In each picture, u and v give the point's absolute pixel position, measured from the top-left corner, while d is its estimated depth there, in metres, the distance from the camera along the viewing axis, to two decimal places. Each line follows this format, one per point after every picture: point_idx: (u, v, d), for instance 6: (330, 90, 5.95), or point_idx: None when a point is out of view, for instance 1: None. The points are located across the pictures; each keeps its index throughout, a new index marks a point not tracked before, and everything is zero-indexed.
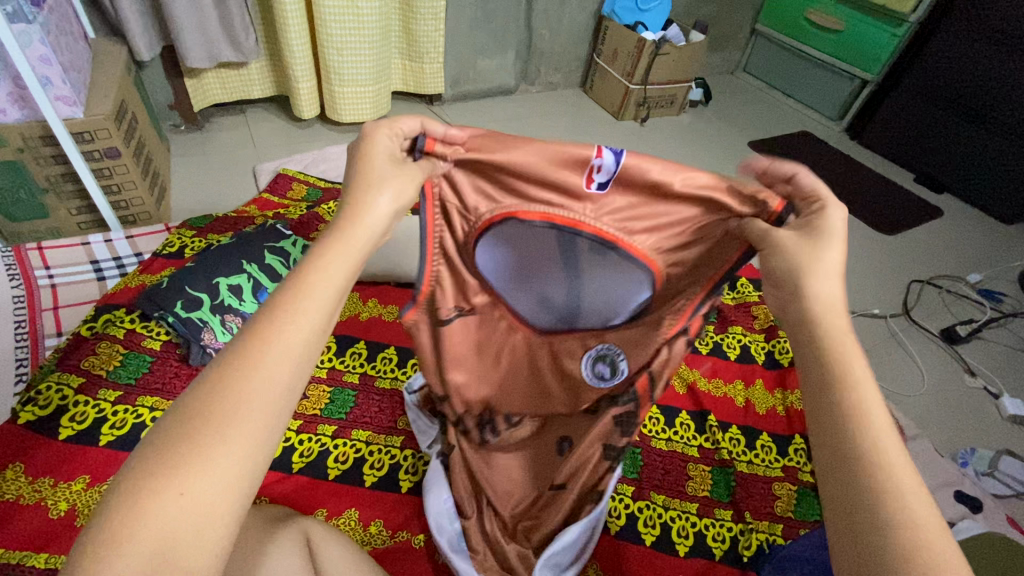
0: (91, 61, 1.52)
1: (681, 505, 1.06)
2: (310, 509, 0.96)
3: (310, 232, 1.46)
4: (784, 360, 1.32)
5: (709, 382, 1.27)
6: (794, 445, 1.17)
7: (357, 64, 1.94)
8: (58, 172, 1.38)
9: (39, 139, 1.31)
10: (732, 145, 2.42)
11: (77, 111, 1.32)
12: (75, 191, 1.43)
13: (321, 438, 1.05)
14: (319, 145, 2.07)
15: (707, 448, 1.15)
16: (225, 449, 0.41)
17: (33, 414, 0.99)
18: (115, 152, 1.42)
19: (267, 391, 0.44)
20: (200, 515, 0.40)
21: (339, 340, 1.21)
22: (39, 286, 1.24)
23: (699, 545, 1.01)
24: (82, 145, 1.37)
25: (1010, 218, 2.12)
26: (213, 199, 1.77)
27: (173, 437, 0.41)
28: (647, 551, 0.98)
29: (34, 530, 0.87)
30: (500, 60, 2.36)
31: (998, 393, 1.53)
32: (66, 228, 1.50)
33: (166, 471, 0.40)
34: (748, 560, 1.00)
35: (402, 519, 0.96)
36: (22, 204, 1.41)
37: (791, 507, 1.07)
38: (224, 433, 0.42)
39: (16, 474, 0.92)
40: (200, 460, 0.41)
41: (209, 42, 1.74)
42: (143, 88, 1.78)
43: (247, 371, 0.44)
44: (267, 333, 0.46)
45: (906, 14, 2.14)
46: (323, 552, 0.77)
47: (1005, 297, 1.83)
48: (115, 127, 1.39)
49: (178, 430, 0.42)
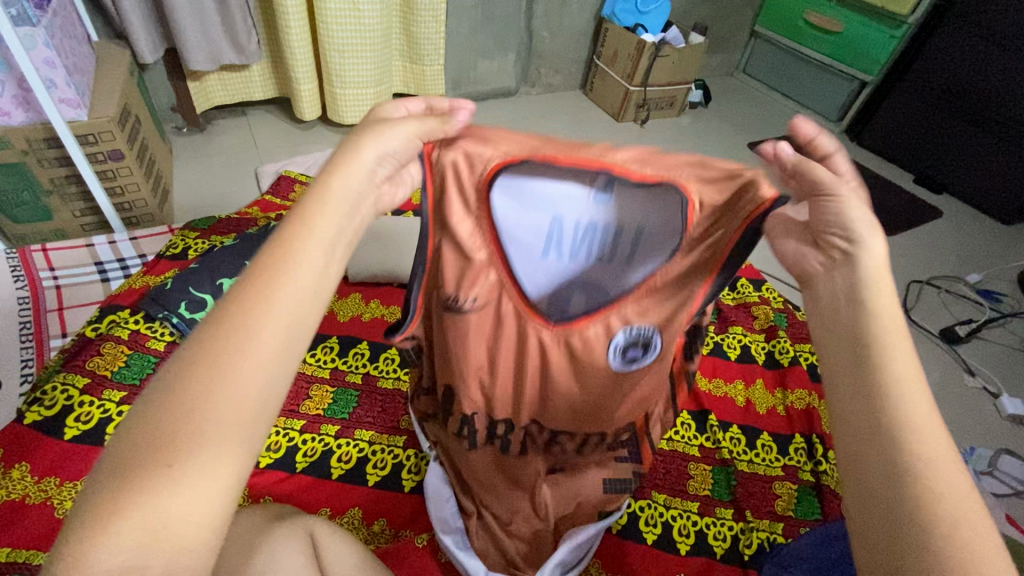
0: (94, 64, 1.53)
1: (682, 504, 1.06)
2: (314, 508, 0.96)
3: None
4: (784, 360, 1.33)
5: (710, 382, 1.27)
6: (794, 444, 1.17)
7: (358, 66, 1.95)
8: (62, 174, 1.39)
9: (44, 141, 1.32)
10: (731, 147, 2.43)
11: (80, 113, 1.33)
12: (79, 193, 1.44)
13: (325, 438, 1.06)
14: (321, 146, 2.08)
15: (708, 448, 1.16)
16: (220, 430, 0.40)
17: (38, 414, 0.99)
18: (118, 154, 1.43)
19: (258, 368, 0.42)
20: (196, 498, 0.39)
21: (341, 341, 1.21)
22: (44, 287, 1.25)
23: (701, 543, 1.02)
24: (86, 147, 1.38)
25: (1009, 218, 2.14)
26: (215, 201, 1.78)
27: (160, 421, 0.40)
28: (649, 549, 0.99)
29: (41, 529, 0.87)
30: (501, 62, 2.37)
31: (997, 392, 1.53)
32: (69, 230, 1.51)
33: (152, 457, 0.39)
34: (749, 558, 1.00)
35: (405, 518, 0.97)
36: (26, 207, 1.42)
37: (791, 506, 1.08)
38: (223, 403, 0.40)
39: (23, 474, 0.93)
40: (191, 445, 0.39)
41: (210, 45, 1.75)
42: (145, 91, 1.79)
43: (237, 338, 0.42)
44: (256, 297, 0.43)
45: (905, 15, 2.13)
46: (328, 550, 0.77)
47: (1004, 297, 1.84)
48: (118, 130, 1.40)
49: (170, 408, 0.40)
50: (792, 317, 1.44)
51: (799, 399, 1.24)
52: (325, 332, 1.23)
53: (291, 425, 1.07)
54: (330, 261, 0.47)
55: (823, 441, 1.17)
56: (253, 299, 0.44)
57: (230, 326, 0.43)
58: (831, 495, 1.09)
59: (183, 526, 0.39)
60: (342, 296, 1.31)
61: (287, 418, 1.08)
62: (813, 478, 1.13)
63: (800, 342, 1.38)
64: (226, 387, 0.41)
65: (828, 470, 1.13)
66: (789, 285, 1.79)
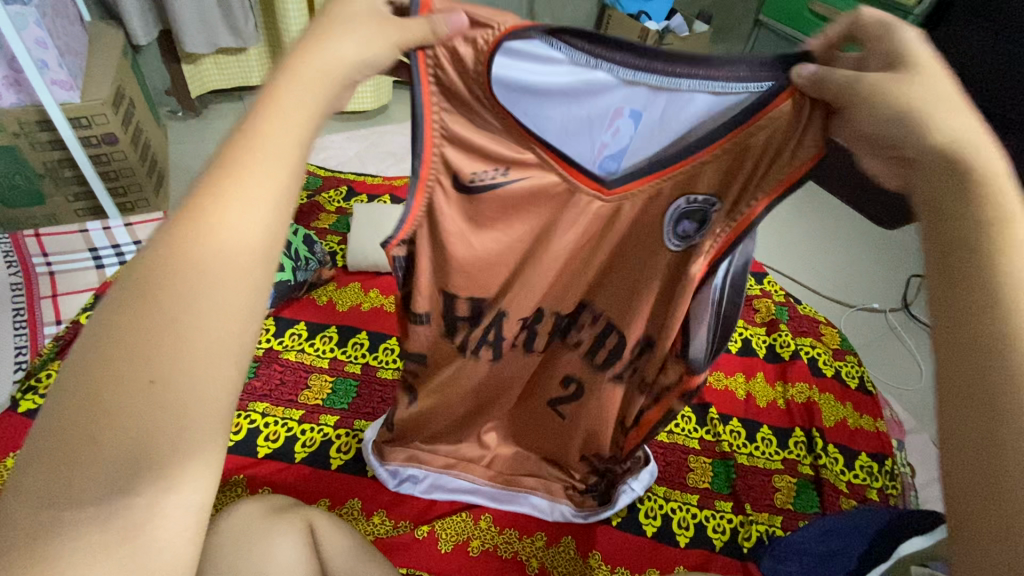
0: (87, 46, 1.49)
1: (682, 496, 1.06)
2: (312, 498, 0.96)
3: (309, 222, 1.45)
4: (785, 354, 1.32)
5: (710, 375, 1.27)
6: (794, 438, 1.17)
7: None
8: (55, 157, 1.36)
9: (36, 124, 1.29)
10: None
11: (74, 96, 1.31)
12: (74, 178, 1.41)
13: (324, 429, 1.05)
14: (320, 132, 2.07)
15: (708, 441, 1.16)
16: (167, 399, 0.33)
17: (34, 402, 0.98)
18: (113, 138, 1.41)
19: (203, 337, 0.35)
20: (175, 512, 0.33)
21: (341, 330, 1.20)
22: (37, 274, 1.22)
23: (699, 535, 1.02)
24: (79, 131, 1.36)
25: None
26: None
27: (80, 394, 0.32)
28: (647, 541, 0.99)
29: None
30: None
31: None
32: (63, 216, 1.49)
33: (77, 445, 0.31)
34: (748, 551, 1.01)
35: (404, 508, 0.97)
36: (19, 190, 1.40)
37: (790, 500, 1.08)
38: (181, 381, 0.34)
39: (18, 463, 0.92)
40: (131, 420, 0.32)
41: (207, 27, 1.71)
42: (140, 73, 1.76)
43: (179, 302, 0.35)
44: (203, 245, 0.36)
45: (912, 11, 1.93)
46: (326, 540, 0.77)
47: None
48: (112, 113, 1.37)
49: (84, 412, 0.32)
50: (793, 310, 1.42)
51: (800, 392, 1.24)
52: (324, 322, 1.21)
53: (291, 415, 1.06)
54: (286, 183, 0.40)
55: (823, 435, 1.17)
56: (186, 233, 0.36)
57: (156, 276, 0.35)
58: (830, 489, 1.09)
59: (163, 553, 0.33)
60: (341, 285, 1.29)
61: (286, 409, 1.06)
62: (812, 471, 1.13)
63: (801, 335, 1.37)
64: (174, 355, 0.34)
65: (827, 464, 1.13)
66: (790, 279, 1.79)
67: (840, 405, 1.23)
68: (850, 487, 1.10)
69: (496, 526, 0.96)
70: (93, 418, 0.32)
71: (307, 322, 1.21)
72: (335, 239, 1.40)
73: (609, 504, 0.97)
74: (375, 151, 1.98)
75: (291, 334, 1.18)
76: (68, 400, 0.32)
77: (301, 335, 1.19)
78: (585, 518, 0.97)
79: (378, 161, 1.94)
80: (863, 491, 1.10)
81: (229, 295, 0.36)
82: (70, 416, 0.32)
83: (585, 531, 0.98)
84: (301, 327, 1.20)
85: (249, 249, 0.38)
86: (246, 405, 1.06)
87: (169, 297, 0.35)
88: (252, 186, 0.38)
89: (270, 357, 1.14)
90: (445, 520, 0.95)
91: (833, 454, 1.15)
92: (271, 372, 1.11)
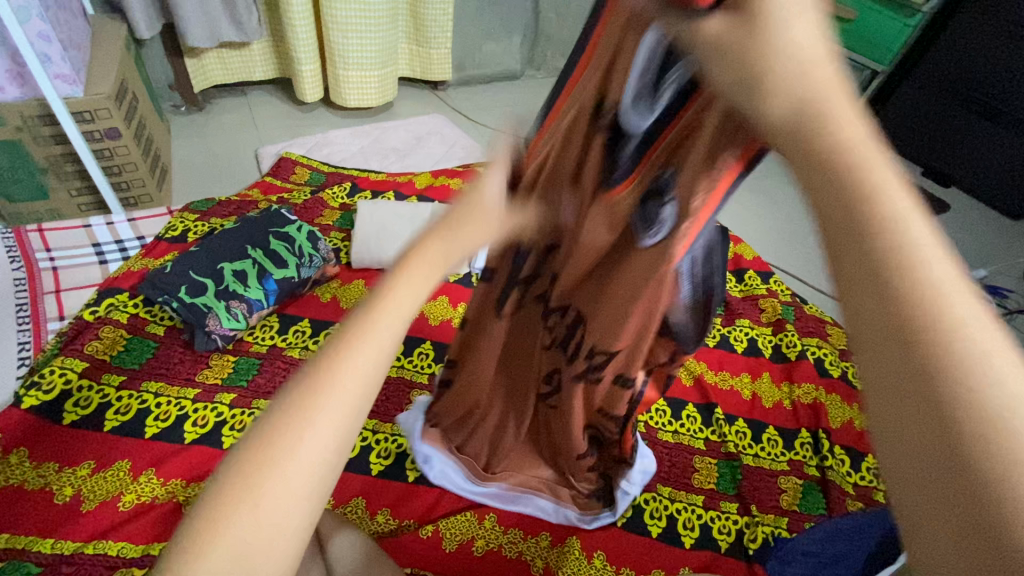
0: (90, 39, 1.48)
1: (687, 497, 1.06)
2: None
3: (313, 218, 1.44)
4: (792, 354, 1.31)
5: (716, 375, 1.26)
6: (800, 438, 1.17)
7: (361, 48, 1.92)
8: (58, 152, 1.36)
9: (39, 118, 1.29)
10: None
11: (77, 90, 1.30)
12: (77, 172, 1.41)
13: None
14: (323, 128, 2.06)
15: (713, 441, 1.15)
16: (283, 499, 0.38)
17: (36, 399, 0.96)
18: (116, 132, 1.40)
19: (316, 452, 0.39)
20: None
21: None
22: (41, 269, 1.22)
23: (705, 536, 1.02)
24: (82, 125, 1.35)
25: (1013, 213, 2.16)
26: (214, 183, 1.75)
27: (231, 477, 0.38)
28: (652, 542, 0.99)
29: (41, 515, 0.86)
30: (506, 44, 2.40)
31: None
32: (66, 210, 1.48)
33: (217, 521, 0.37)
34: (754, 552, 1.00)
35: (409, 507, 0.96)
36: (22, 185, 1.39)
37: (796, 501, 1.08)
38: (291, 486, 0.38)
39: (21, 459, 0.91)
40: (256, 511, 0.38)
41: (210, 22, 1.70)
42: (143, 67, 1.75)
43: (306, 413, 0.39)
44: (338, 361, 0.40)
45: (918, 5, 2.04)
46: (332, 540, 0.76)
47: (1010, 294, 1.82)
48: (115, 107, 1.36)
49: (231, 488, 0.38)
50: (799, 310, 1.41)
51: (806, 393, 1.24)
52: (328, 319, 1.21)
53: None
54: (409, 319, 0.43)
55: (829, 436, 1.16)
56: (329, 353, 0.40)
57: (306, 391, 0.40)
58: (836, 490, 1.08)
59: None
60: (346, 283, 1.28)
61: None
62: (819, 472, 1.12)
63: (808, 336, 1.36)
64: (295, 463, 0.38)
65: (834, 465, 1.12)
66: (795, 278, 1.78)
67: (847, 406, 1.22)
68: (857, 489, 1.09)
69: (500, 526, 0.96)
70: (235, 499, 0.38)
71: (310, 320, 1.20)
72: (339, 236, 1.40)
73: (610, 507, 0.97)
74: (379, 147, 1.98)
75: (295, 331, 1.18)
76: (225, 480, 0.38)
77: (305, 332, 1.18)
78: (585, 522, 0.97)
79: (382, 157, 1.93)
80: (870, 493, 1.09)
81: (349, 417, 0.40)
82: (215, 503, 0.38)
83: (590, 530, 0.98)
84: (304, 325, 1.19)
85: (369, 377, 0.41)
86: (250, 401, 1.04)
87: (307, 412, 0.39)
88: (377, 335, 0.41)
89: (274, 354, 1.13)
90: (450, 520, 0.95)
91: (839, 455, 1.14)
92: (275, 369, 1.10)
